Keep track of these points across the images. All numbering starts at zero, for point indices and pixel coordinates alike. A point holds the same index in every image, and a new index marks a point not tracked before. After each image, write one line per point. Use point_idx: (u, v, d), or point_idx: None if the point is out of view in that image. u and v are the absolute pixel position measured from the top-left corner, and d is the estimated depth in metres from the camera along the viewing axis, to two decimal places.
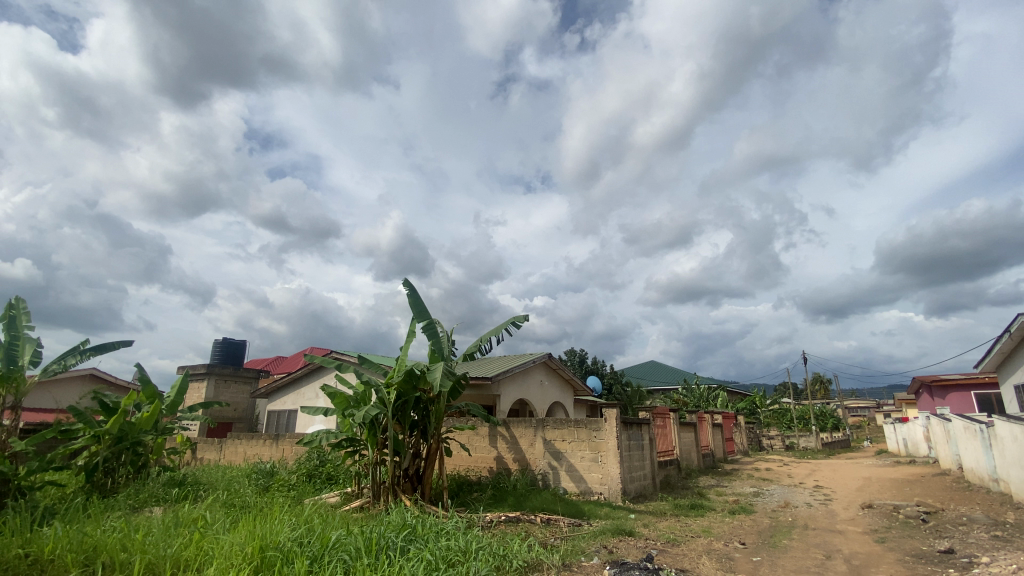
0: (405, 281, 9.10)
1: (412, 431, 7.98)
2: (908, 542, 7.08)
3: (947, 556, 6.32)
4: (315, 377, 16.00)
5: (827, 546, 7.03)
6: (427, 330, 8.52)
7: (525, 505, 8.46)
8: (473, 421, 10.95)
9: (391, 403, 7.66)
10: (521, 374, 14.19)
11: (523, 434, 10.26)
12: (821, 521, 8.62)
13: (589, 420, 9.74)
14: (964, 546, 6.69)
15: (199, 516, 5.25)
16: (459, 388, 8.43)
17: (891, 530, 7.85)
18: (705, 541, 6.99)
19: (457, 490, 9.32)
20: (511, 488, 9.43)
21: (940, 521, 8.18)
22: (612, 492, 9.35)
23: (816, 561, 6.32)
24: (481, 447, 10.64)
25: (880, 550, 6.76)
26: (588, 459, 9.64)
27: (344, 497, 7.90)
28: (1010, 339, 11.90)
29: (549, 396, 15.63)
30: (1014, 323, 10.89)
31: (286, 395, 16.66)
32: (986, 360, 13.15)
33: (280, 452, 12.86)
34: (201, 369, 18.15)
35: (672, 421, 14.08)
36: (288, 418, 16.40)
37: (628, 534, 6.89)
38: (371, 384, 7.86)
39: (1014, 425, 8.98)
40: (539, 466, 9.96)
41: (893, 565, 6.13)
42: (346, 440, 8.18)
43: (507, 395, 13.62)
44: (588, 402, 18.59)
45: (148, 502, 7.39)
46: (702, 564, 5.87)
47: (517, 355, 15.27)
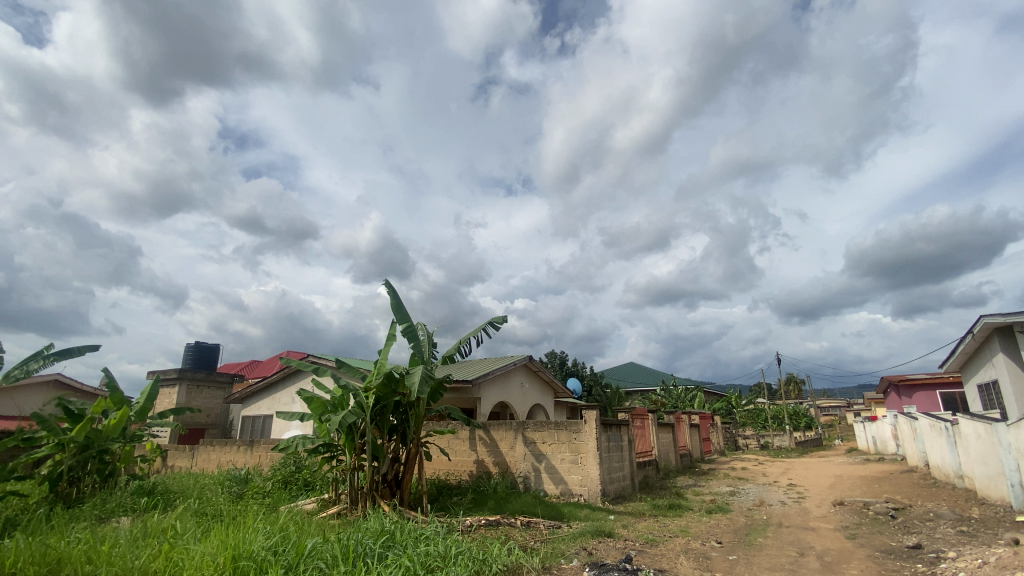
0: (386, 283, 9.03)
1: (391, 436, 7.91)
2: (877, 538, 7.29)
3: (915, 551, 6.53)
4: (291, 381, 15.70)
5: (800, 543, 7.19)
6: (407, 333, 8.44)
7: (506, 509, 8.44)
8: (453, 424, 10.88)
9: (369, 408, 7.55)
10: (501, 377, 14.16)
11: (503, 437, 10.24)
12: (795, 519, 8.83)
13: (568, 422, 9.78)
14: (931, 541, 6.93)
15: (169, 525, 5.08)
16: (440, 391, 8.39)
17: (861, 526, 8.09)
18: (683, 541, 7.09)
19: (437, 495, 9.24)
20: (490, 491, 9.39)
21: (908, 517, 8.45)
22: (592, 494, 9.40)
23: (789, 558, 6.46)
24: (461, 450, 10.58)
25: (851, 546, 6.95)
26: (568, 461, 9.67)
27: (321, 504, 7.76)
28: (973, 340, 12.35)
29: (529, 399, 15.63)
30: (978, 324, 11.29)
31: (260, 401, 16.30)
32: (951, 360, 13.64)
33: (256, 458, 12.57)
34: (172, 374, 17.67)
35: (651, 422, 14.23)
36: (263, 423, 16.05)
37: (607, 536, 6.93)
38: (349, 388, 7.75)
39: (978, 424, 9.35)
40: (519, 469, 9.96)
41: (863, 561, 6.29)
42: (323, 446, 8.02)
43: (488, 398, 13.57)
44: (569, 404, 18.67)
45: (116, 511, 7.16)
46: (681, 564, 5.95)
47: (498, 358, 15.24)
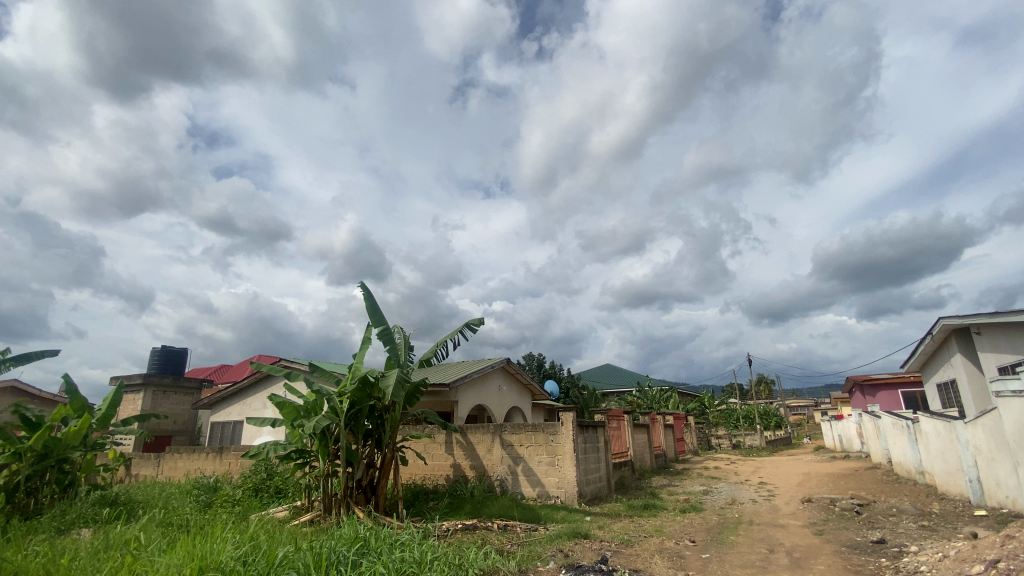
0: (361, 286, 8.92)
1: (366, 441, 7.80)
2: (843, 534, 7.53)
3: (879, 545, 6.77)
4: (263, 386, 15.32)
5: (770, 540, 7.39)
6: (383, 336, 8.34)
7: (482, 512, 8.41)
8: (429, 428, 10.79)
9: (344, 413, 7.42)
10: (478, 380, 14.11)
11: (480, 440, 10.21)
12: (765, 516, 9.05)
13: (546, 424, 9.81)
14: (894, 536, 7.19)
15: (133, 537, 4.90)
16: (416, 394, 8.31)
17: (828, 522, 8.34)
18: (657, 540, 7.19)
19: (413, 500, 9.15)
20: (467, 495, 9.34)
21: (872, 513, 8.76)
22: (569, 495, 9.44)
23: (760, 555, 6.62)
24: (438, 454, 10.50)
25: (818, 542, 7.16)
26: (545, 463, 9.70)
27: (293, 511, 7.60)
28: (933, 341, 12.85)
29: (507, 402, 15.62)
30: (937, 325, 11.77)
31: (230, 406, 15.86)
32: (912, 360, 14.18)
33: (225, 466, 12.22)
34: (137, 380, 17.04)
35: (626, 423, 14.38)
36: (233, 430, 15.62)
37: (584, 537, 6.98)
38: (322, 393, 7.61)
39: (937, 422, 9.76)
40: (496, 472, 9.94)
41: (830, 556, 6.48)
42: (295, 452, 7.85)
43: (465, 401, 13.50)
44: (546, 406, 18.75)
45: (76, 523, 6.85)
46: (655, 563, 6.03)
47: (475, 361, 15.18)
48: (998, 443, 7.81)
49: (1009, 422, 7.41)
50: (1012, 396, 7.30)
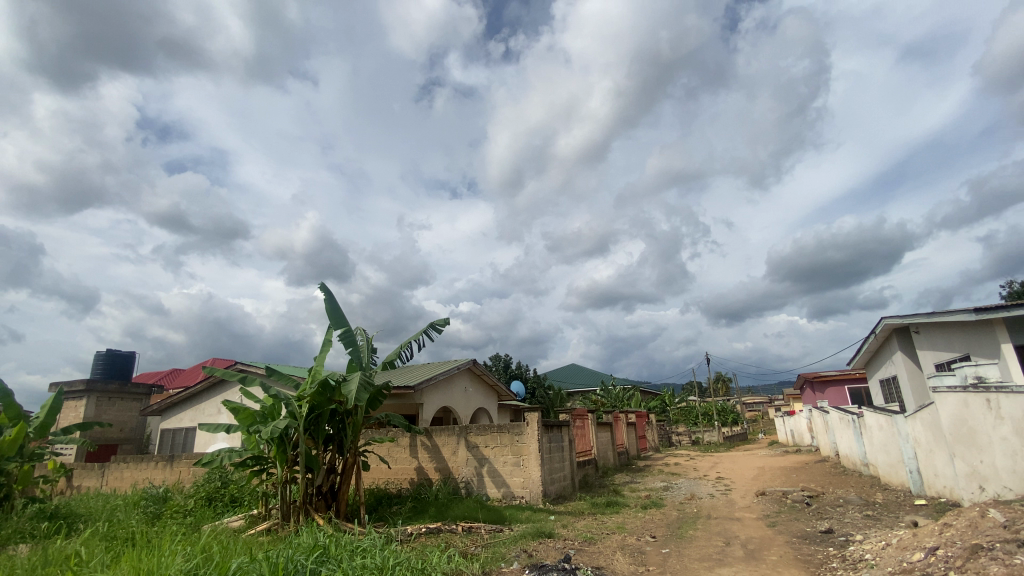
0: (321, 287, 8.71)
1: (327, 446, 7.64)
2: (794, 524, 7.89)
3: (827, 535, 7.12)
4: (217, 391, 14.71)
5: (726, 533, 7.64)
6: (345, 338, 8.16)
7: (447, 515, 8.35)
8: (393, 432, 10.63)
9: (303, 417, 7.20)
10: (444, 382, 14.00)
11: (445, 442, 10.14)
12: (722, 510, 9.36)
13: (511, 425, 9.84)
14: (840, 525, 7.59)
15: (73, 552, 4.61)
16: (379, 397, 8.17)
17: (780, 514, 8.71)
18: (619, 537, 7.32)
19: (376, 505, 9.00)
20: (432, 499, 9.25)
21: (820, 504, 9.21)
22: (534, 495, 9.49)
23: (716, 548, 6.84)
24: (401, 458, 10.36)
25: (771, 534, 7.47)
26: (510, 464, 9.72)
27: (249, 520, 7.34)
28: (876, 339, 13.59)
29: (473, 403, 15.56)
30: (880, 325, 12.46)
31: (182, 412, 15.16)
32: (857, 358, 14.98)
33: (176, 474, 11.67)
34: (79, 386, 16.07)
35: (590, 422, 14.58)
36: (185, 437, 14.95)
37: (548, 536, 7.03)
38: (280, 398, 7.39)
39: (880, 416, 10.34)
40: (461, 474, 9.90)
41: (781, 547, 6.78)
42: (251, 459, 7.58)
43: (430, 403, 13.38)
44: (512, 407, 18.81)
45: (12, 538, 6.41)
46: (615, 560, 6.13)
47: (440, 363, 15.06)
48: (936, 436, 8.33)
49: (945, 416, 7.91)
50: (947, 391, 7.81)
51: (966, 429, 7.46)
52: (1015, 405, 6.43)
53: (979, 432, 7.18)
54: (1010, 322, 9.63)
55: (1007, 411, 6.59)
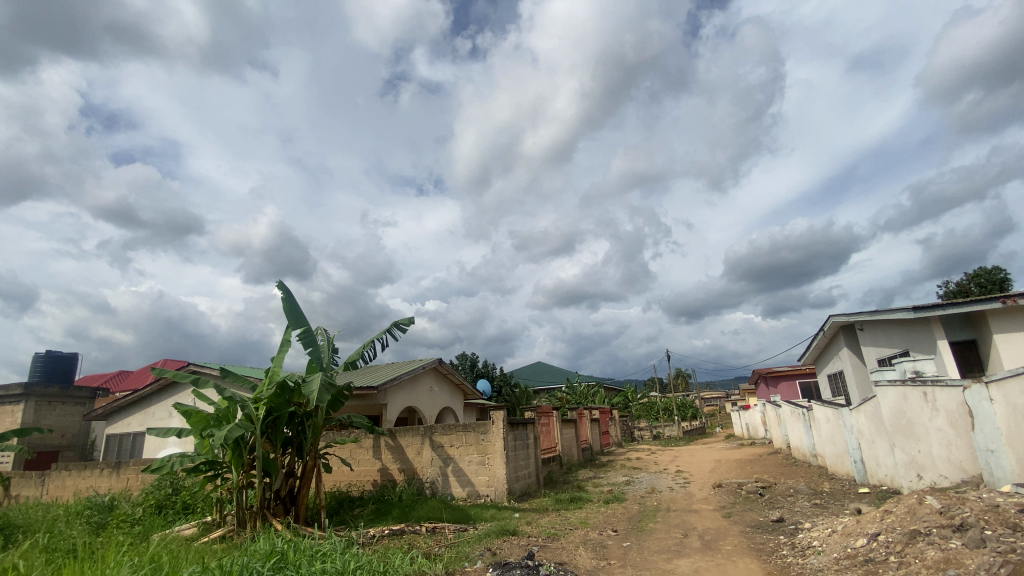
0: (280, 285, 8.45)
1: (286, 449, 7.43)
2: (748, 514, 8.22)
3: (779, 524, 7.46)
4: (168, 394, 14.06)
5: (685, 525, 7.89)
6: (304, 338, 7.96)
7: (411, 516, 8.27)
8: (356, 433, 10.45)
9: (260, 420, 6.98)
10: (409, 381, 13.84)
11: (410, 442, 10.04)
12: (681, 502, 9.66)
13: (476, 423, 9.83)
14: (791, 514, 7.97)
15: (8, 565, 4.33)
16: (341, 398, 8.01)
17: (735, 505, 9.06)
18: (582, 532, 7.44)
19: (337, 508, 8.83)
20: (395, 500, 9.15)
21: (773, 494, 9.63)
22: (498, 493, 9.52)
23: (675, 540, 7.05)
24: (364, 459, 10.19)
25: (726, 524, 7.76)
26: (475, 463, 9.71)
27: (202, 528, 7.06)
28: (824, 336, 14.27)
29: (438, 402, 15.45)
30: (828, 322, 13.10)
31: (129, 417, 14.40)
32: (807, 353, 15.70)
33: (123, 482, 11.10)
34: (15, 390, 15.05)
35: (555, 419, 14.72)
36: (133, 442, 14.24)
37: (512, 534, 7.07)
38: (236, 400, 7.13)
39: (827, 409, 10.88)
40: (426, 474, 9.82)
41: (736, 536, 7.05)
42: (204, 464, 7.28)
43: (395, 403, 13.21)
44: (478, 405, 18.81)
45: None
46: (578, 554, 6.23)
47: (405, 362, 14.88)
48: (878, 427, 8.83)
49: (886, 408, 8.41)
50: (888, 385, 8.30)
51: (905, 420, 7.94)
52: (949, 398, 6.89)
53: (917, 423, 7.66)
54: (944, 320, 10.31)
55: (942, 403, 7.05)
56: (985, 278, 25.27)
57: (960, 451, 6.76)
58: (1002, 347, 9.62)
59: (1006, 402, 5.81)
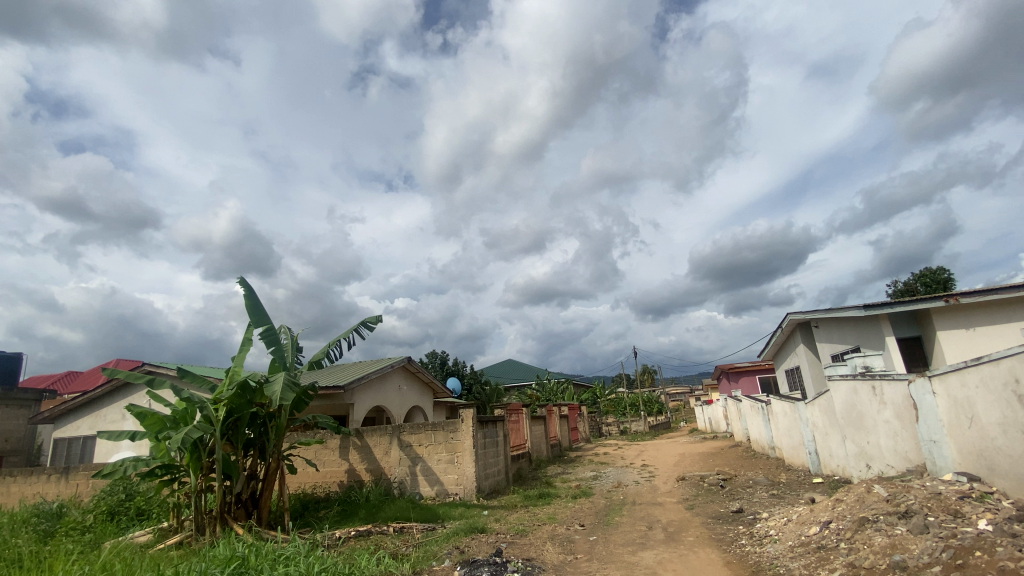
0: (241, 282, 8.20)
1: (247, 451, 7.24)
2: (710, 506, 8.49)
3: (738, 514, 7.73)
4: (121, 395, 13.44)
5: (649, 518, 8.08)
6: (266, 337, 7.75)
7: (378, 516, 8.19)
8: (321, 433, 10.25)
9: (220, 422, 6.76)
10: (377, 380, 13.66)
11: (377, 442, 9.91)
12: (646, 496, 9.89)
13: (446, 422, 9.79)
14: (750, 505, 8.28)
15: None
16: (305, 399, 7.84)
17: (698, 497, 9.34)
18: (549, 528, 7.52)
19: (302, 511, 8.64)
20: (362, 500, 9.03)
21: (733, 485, 9.98)
22: (467, 491, 9.52)
23: (640, 532, 7.22)
24: (330, 460, 10.01)
25: (689, 516, 8.00)
26: (444, 462, 9.68)
27: (158, 534, 6.80)
28: (782, 333, 14.81)
29: (407, 401, 15.30)
30: (786, 320, 13.61)
31: (79, 420, 13.68)
32: (767, 350, 16.27)
33: (73, 488, 10.55)
34: None
35: (524, 417, 14.80)
36: (84, 446, 13.56)
37: (480, 531, 7.09)
38: (194, 402, 6.90)
39: (785, 403, 11.33)
40: (394, 474, 9.72)
41: (697, 527, 7.28)
42: (160, 468, 7.01)
43: (362, 403, 13.01)
44: (447, 404, 18.73)
45: None
46: (546, 550, 6.31)
47: (373, 361, 14.66)
48: (831, 420, 9.25)
49: (839, 402, 8.81)
50: (841, 379, 8.70)
51: (856, 413, 8.35)
52: (896, 391, 7.27)
53: (866, 415, 8.07)
54: (893, 318, 10.85)
55: (890, 396, 7.44)
56: (931, 278, 26.81)
57: (906, 441, 7.14)
58: (945, 343, 10.23)
59: (948, 395, 6.18)
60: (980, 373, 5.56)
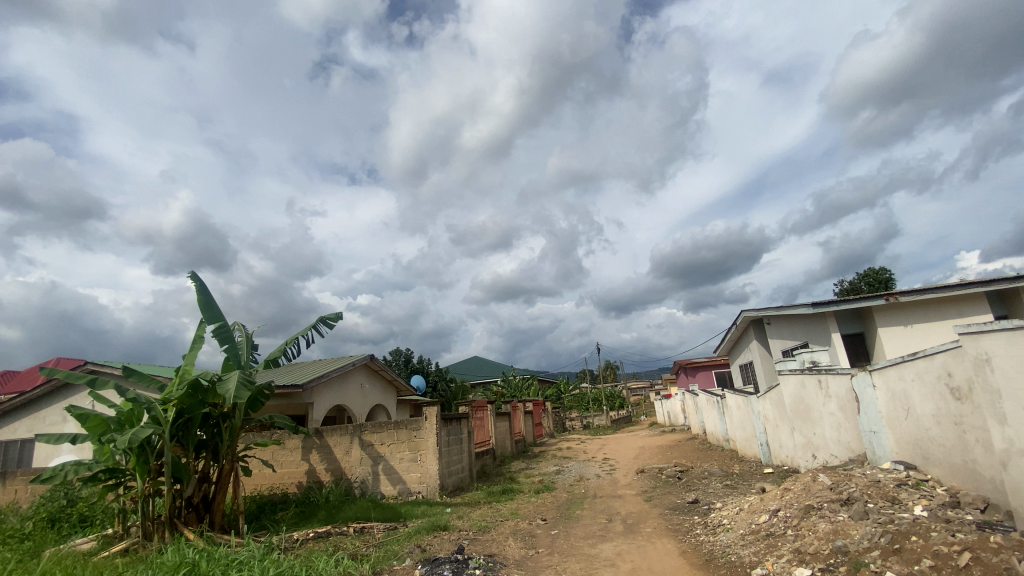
0: (192, 276, 7.87)
1: (199, 453, 6.96)
2: (667, 497, 8.77)
3: (694, 505, 8.02)
4: (62, 396, 12.66)
5: (609, 510, 8.28)
6: (219, 334, 7.46)
7: (338, 517, 8.04)
8: (279, 434, 9.97)
9: (169, 423, 6.47)
10: (337, 379, 13.37)
11: (338, 442, 9.72)
12: (607, 488, 10.13)
13: (408, 420, 9.69)
14: (704, 495, 8.60)
15: None
16: (261, 398, 7.60)
17: (656, 488, 9.63)
18: (512, 523, 7.59)
19: (258, 513, 8.40)
20: (322, 501, 8.84)
21: (690, 477, 10.33)
22: (430, 490, 9.47)
23: (600, 525, 7.38)
24: (288, 461, 9.75)
25: (647, 507, 8.23)
26: (407, 460, 9.60)
27: (102, 542, 6.46)
28: (737, 329, 15.40)
29: (370, 400, 15.05)
30: (741, 317, 14.14)
31: (14, 422, 12.81)
32: (722, 345, 16.87)
33: (8, 495, 9.88)
34: None
35: (489, 413, 14.83)
36: (20, 450, 12.72)
37: (443, 529, 7.07)
38: (140, 402, 6.57)
39: (739, 397, 11.80)
40: (355, 474, 9.57)
41: (656, 518, 7.51)
42: (104, 472, 6.65)
43: (322, 402, 12.72)
44: (411, 401, 18.56)
45: None
46: (508, 545, 6.36)
47: (334, 359, 14.34)
48: (781, 413, 9.70)
49: (788, 395, 9.24)
50: (790, 373, 9.13)
51: (803, 405, 8.79)
52: (840, 385, 7.68)
53: (813, 408, 8.50)
54: (838, 315, 11.45)
55: (834, 389, 7.86)
56: (872, 278, 28.51)
57: (849, 432, 7.57)
58: (885, 339, 10.89)
59: (887, 387, 6.59)
60: (915, 367, 5.95)
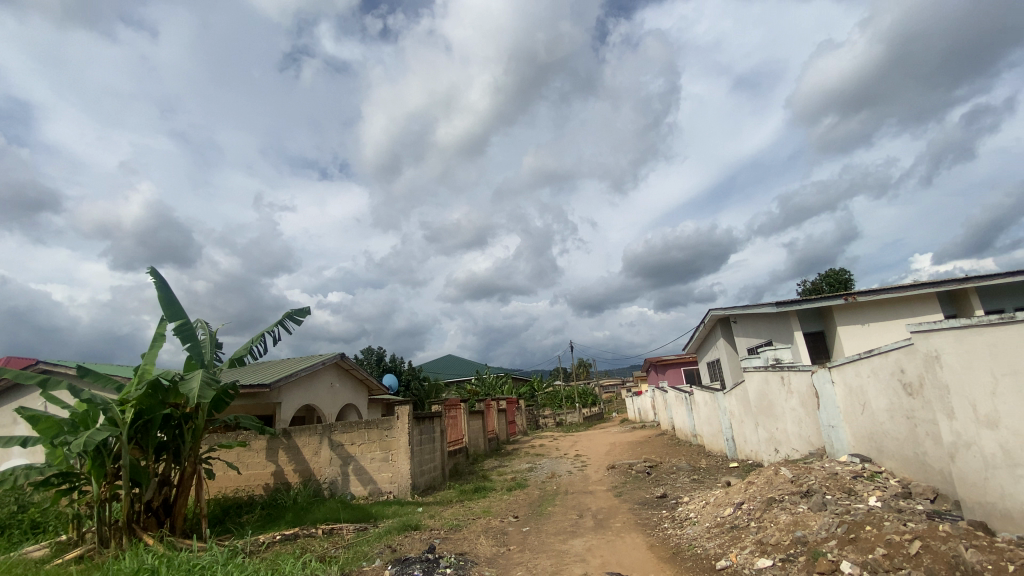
0: (152, 272, 7.59)
1: (159, 456, 6.72)
2: (636, 492, 8.93)
3: (662, 499, 8.19)
4: (11, 397, 12.02)
5: (580, 506, 8.39)
6: (181, 332, 7.22)
7: (306, 518, 7.89)
8: (244, 435, 9.71)
9: (127, 424, 6.22)
10: (306, 378, 13.11)
11: (306, 442, 9.52)
12: (578, 485, 10.25)
13: (379, 420, 9.58)
14: (672, 490, 8.79)
15: None
16: (226, 398, 7.40)
17: (626, 484, 9.80)
18: (484, 521, 7.59)
19: (222, 516, 8.17)
20: (289, 503, 8.66)
21: (658, 472, 10.54)
22: (401, 489, 9.39)
23: (571, 521, 7.47)
24: (254, 463, 9.51)
25: (617, 502, 8.37)
26: (378, 460, 9.49)
27: (54, 549, 6.17)
28: (704, 327, 15.78)
29: (340, 399, 14.82)
30: (709, 315, 14.49)
31: None
32: (690, 343, 17.26)
33: None
34: None
35: (462, 412, 14.79)
36: None
37: (414, 528, 7.02)
38: (96, 403, 6.29)
39: (706, 394, 12.11)
40: (324, 474, 9.40)
41: (626, 513, 7.64)
42: (56, 477, 6.35)
43: (290, 402, 12.45)
44: (383, 400, 18.36)
45: None
46: (479, 543, 6.36)
47: (303, 358, 14.06)
48: (745, 409, 10.00)
49: (753, 391, 9.54)
50: (754, 370, 9.42)
51: (767, 401, 9.08)
52: (801, 381, 7.97)
53: (776, 404, 8.79)
54: (800, 314, 11.85)
55: (796, 385, 8.15)
56: (832, 278, 29.75)
57: (809, 427, 7.85)
58: (844, 337, 11.34)
59: (845, 383, 6.86)
60: (871, 364, 6.22)
